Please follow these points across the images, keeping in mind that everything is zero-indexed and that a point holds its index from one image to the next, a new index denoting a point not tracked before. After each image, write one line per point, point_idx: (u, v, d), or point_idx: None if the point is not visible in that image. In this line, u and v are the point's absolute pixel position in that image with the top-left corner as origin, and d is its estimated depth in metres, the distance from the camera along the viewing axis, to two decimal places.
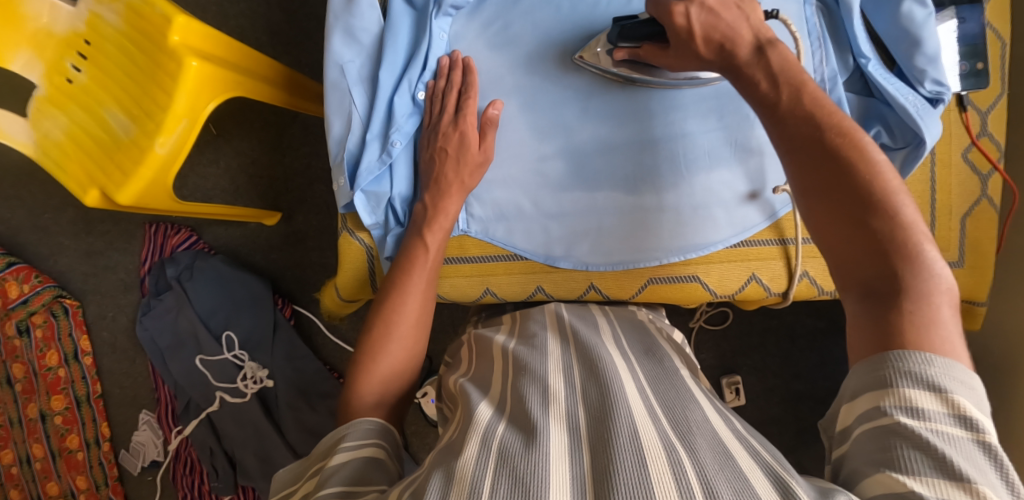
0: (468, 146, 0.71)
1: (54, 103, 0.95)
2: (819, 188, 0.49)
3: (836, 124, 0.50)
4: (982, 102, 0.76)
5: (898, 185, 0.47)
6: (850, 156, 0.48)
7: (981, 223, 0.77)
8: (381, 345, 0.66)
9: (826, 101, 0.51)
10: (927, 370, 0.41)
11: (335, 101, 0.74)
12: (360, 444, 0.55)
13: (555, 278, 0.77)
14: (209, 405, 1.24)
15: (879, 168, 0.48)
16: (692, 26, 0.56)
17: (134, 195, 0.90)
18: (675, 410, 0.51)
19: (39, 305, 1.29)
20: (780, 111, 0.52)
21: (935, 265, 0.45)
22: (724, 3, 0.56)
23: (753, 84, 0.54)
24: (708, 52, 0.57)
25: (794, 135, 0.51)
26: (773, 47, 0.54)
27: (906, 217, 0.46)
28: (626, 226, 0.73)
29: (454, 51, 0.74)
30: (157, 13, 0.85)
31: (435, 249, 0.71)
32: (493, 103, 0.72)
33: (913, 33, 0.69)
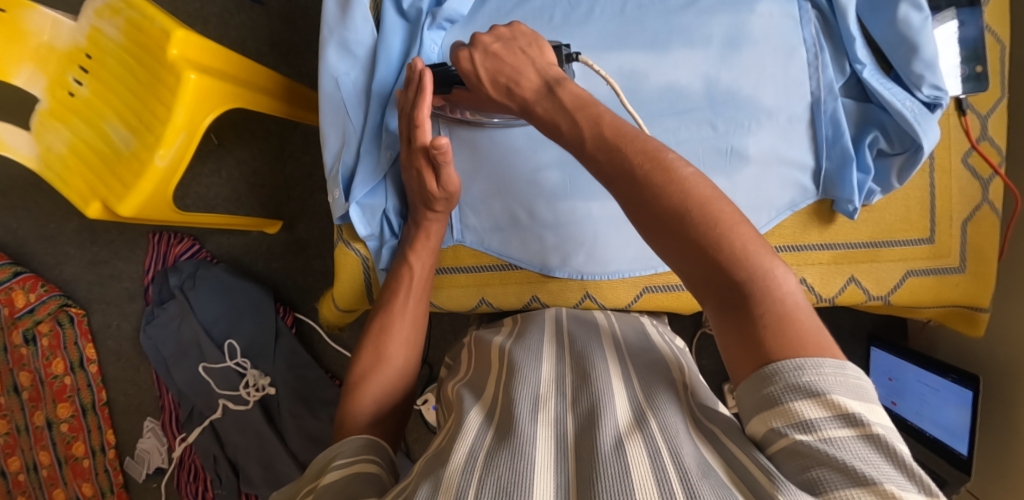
0: (426, 184, 0.67)
1: (56, 116, 0.96)
2: (641, 217, 0.47)
3: (641, 149, 0.48)
4: (981, 106, 0.75)
5: (705, 199, 0.45)
6: (653, 180, 0.46)
7: (982, 228, 0.76)
8: (371, 371, 0.65)
9: (626, 121, 0.49)
10: (804, 379, 0.41)
11: (330, 113, 0.74)
12: (352, 460, 0.54)
13: (551, 288, 0.77)
14: (212, 412, 1.25)
15: (687, 182, 0.46)
16: (478, 70, 0.58)
17: (135, 207, 0.91)
18: (663, 416, 0.50)
19: (45, 314, 1.30)
20: (589, 145, 0.50)
21: (767, 259, 0.44)
22: (508, 48, 0.58)
23: (556, 122, 0.53)
24: (500, 95, 0.58)
25: (609, 170, 0.49)
26: (563, 84, 0.54)
27: (717, 220, 0.45)
28: (622, 236, 0.73)
29: (413, 62, 0.63)
30: (156, 27, 0.86)
31: (421, 269, 0.71)
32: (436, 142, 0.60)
33: (909, 38, 0.68)
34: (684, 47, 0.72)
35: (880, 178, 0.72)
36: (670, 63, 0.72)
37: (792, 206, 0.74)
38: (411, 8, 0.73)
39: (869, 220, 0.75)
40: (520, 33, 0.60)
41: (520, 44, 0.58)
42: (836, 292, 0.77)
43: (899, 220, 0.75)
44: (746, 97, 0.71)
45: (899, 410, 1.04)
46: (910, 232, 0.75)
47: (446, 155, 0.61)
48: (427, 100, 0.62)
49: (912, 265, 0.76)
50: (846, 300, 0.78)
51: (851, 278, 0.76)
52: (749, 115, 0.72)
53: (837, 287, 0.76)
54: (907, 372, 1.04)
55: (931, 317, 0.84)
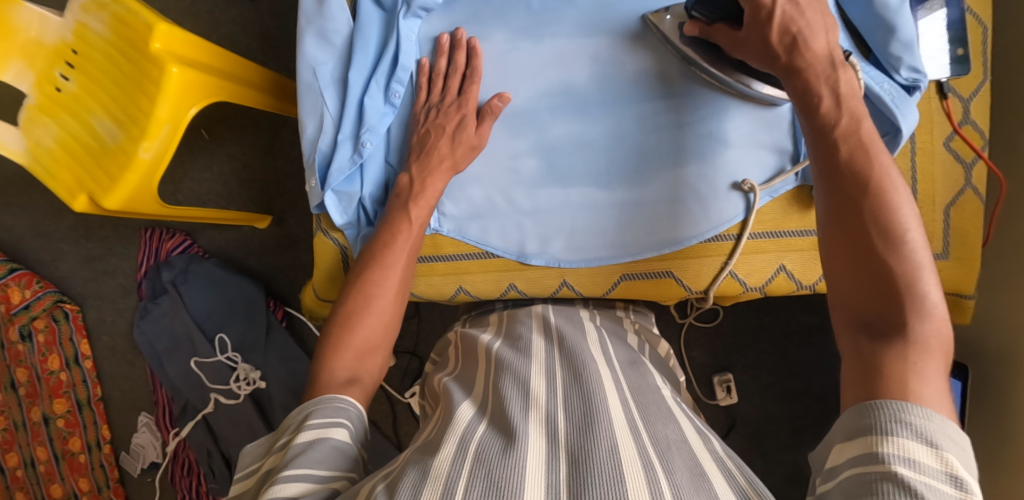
0: (465, 127, 0.71)
1: (45, 111, 0.97)
2: (852, 227, 0.51)
3: (883, 166, 0.52)
4: (963, 90, 0.74)
5: (918, 241, 0.49)
6: (887, 196, 0.51)
7: (966, 213, 0.75)
8: (358, 318, 0.66)
9: (878, 140, 0.54)
10: (924, 425, 0.41)
11: (309, 103, 0.74)
12: (327, 422, 0.54)
13: (528, 275, 0.76)
14: (205, 406, 1.26)
15: (909, 218, 0.50)
16: (775, 10, 0.57)
17: (122, 200, 0.92)
18: (654, 424, 0.51)
19: (40, 310, 1.32)
20: (832, 136, 0.55)
21: (935, 317, 0.47)
22: (811, 3, 0.57)
23: (814, 101, 0.57)
24: (779, 42, 0.57)
25: (834, 164, 0.54)
26: (844, 70, 0.56)
27: (918, 262, 0.48)
28: (599, 222, 0.73)
29: (455, 29, 0.73)
30: (141, 21, 0.87)
31: (418, 224, 0.70)
32: (498, 96, 0.71)
33: (887, 20, 0.68)
34: None
35: None
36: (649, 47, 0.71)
37: (770, 192, 0.70)
38: None
39: None
40: None
41: (822, 6, 0.58)
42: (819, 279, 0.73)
43: None
44: None
45: None
46: None
47: (500, 109, 0.71)
48: (478, 69, 0.72)
49: None
50: None
51: None
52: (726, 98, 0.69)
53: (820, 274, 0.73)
54: None
55: None
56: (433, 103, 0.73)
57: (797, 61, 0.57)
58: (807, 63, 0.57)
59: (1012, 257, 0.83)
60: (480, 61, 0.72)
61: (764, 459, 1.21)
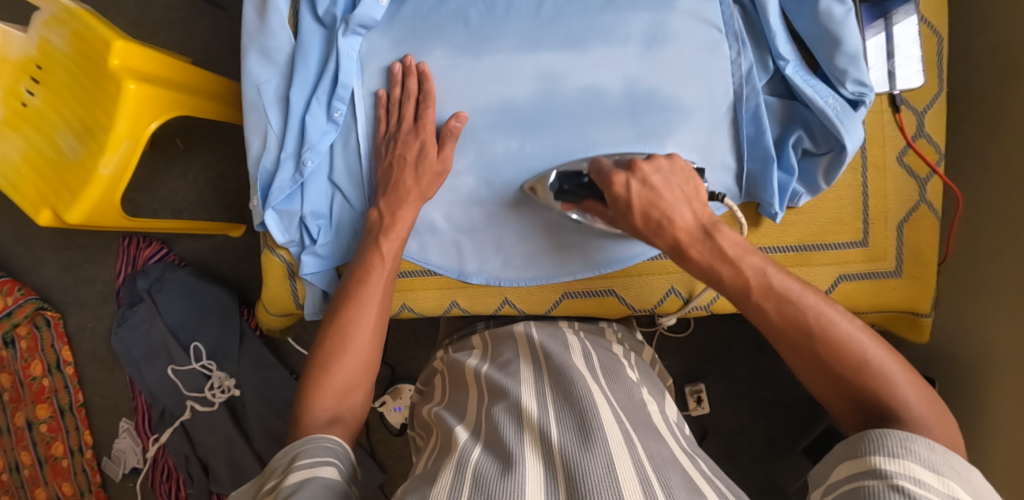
0: (427, 154, 0.70)
1: (9, 124, 0.98)
2: (815, 372, 0.52)
3: (800, 300, 0.52)
4: (918, 102, 0.72)
5: (874, 347, 0.50)
6: (827, 324, 0.51)
7: (920, 230, 0.73)
8: (336, 358, 0.64)
9: (788, 275, 0.54)
10: (930, 456, 0.42)
11: (253, 119, 0.74)
12: (317, 463, 0.53)
13: (470, 293, 0.75)
14: (182, 413, 1.27)
15: (852, 330, 0.51)
16: (633, 199, 0.59)
17: (83, 214, 0.93)
18: (647, 440, 0.49)
19: (22, 317, 1.34)
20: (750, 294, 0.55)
21: (916, 406, 0.48)
22: (668, 183, 0.59)
23: (713, 265, 0.56)
24: (645, 227, 0.59)
25: (764, 313, 0.54)
26: (722, 233, 0.57)
27: (883, 368, 0.49)
28: (540, 239, 0.72)
29: (405, 57, 0.72)
30: (99, 37, 0.88)
31: (392, 255, 0.70)
32: (454, 117, 0.70)
33: (832, 32, 0.66)
34: (604, 46, 0.70)
35: (806, 178, 0.70)
36: (588, 62, 0.70)
37: (716, 210, 0.71)
38: (326, 15, 0.72)
39: (798, 222, 0.72)
40: (678, 166, 0.61)
41: (677, 180, 0.59)
42: None
43: (831, 221, 0.72)
44: (668, 99, 0.70)
45: None
46: (843, 234, 0.73)
47: (460, 128, 0.71)
48: (432, 93, 0.71)
49: (845, 269, 0.73)
50: None
51: None
52: (666, 115, 0.70)
53: None
54: None
55: (875, 323, 0.80)
56: (392, 132, 0.72)
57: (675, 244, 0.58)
58: (684, 245, 0.58)
59: (977, 272, 0.82)
60: (433, 84, 0.72)
61: (736, 470, 1.20)
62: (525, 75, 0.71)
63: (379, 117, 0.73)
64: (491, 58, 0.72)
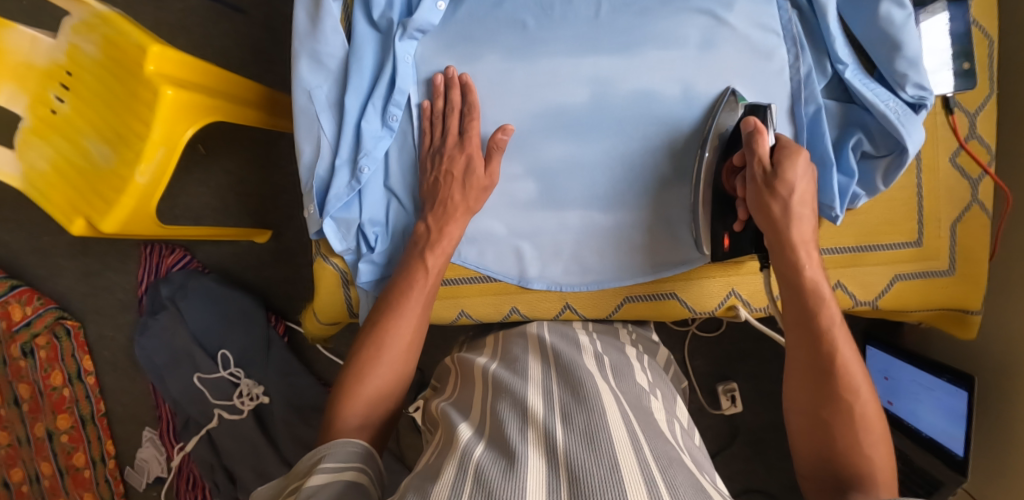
0: (474, 169, 0.69)
1: (38, 133, 0.95)
2: (811, 416, 0.61)
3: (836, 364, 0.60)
4: (969, 104, 0.73)
5: (869, 422, 0.59)
6: (841, 391, 0.60)
7: (972, 229, 0.74)
8: (371, 367, 0.66)
9: (840, 335, 0.61)
10: None
11: (304, 126, 0.73)
12: (340, 466, 0.55)
13: (529, 299, 0.75)
14: (208, 421, 1.25)
15: (860, 402, 0.59)
16: (767, 181, 0.61)
17: (118, 223, 0.91)
18: (653, 441, 0.50)
19: (42, 326, 1.31)
20: (805, 335, 0.62)
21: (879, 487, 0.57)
22: (802, 203, 0.61)
23: (795, 303, 0.62)
24: (764, 230, 0.63)
25: (804, 357, 0.62)
26: (810, 256, 0.62)
27: (868, 447, 0.58)
28: (599, 243, 0.72)
29: (448, 69, 0.71)
30: (132, 42, 0.86)
31: (435, 270, 0.69)
32: (502, 129, 0.69)
33: (891, 36, 0.66)
34: (659, 50, 0.69)
35: (865, 180, 0.70)
36: (646, 67, 0.69)
37: None
38: (382, 19, 0.71)
39: (854, 223, 0.73)
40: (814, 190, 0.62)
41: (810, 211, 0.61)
42: None
43: (884, 222, 0.73)
44: None
45: (895, 410, 1.07)
46: (897, 234, 0.73)
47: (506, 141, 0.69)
48: (476, 105, 0.71)
49: (900, 269, 0.74)
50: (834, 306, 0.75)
51: (838, 283, 0.74)
52: None
53: None
54: (904, 372, 1.04)
55: (923, 320, 0.81)
56: (437, 147, 0.71)
57: (784, 235, 0.61)
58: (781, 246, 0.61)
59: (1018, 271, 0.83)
60: (476, 97, 0.71)
61: (767, 468, 1.21)
62: (583, 81, 0.70)
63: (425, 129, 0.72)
64: (546, 63, 0.71)
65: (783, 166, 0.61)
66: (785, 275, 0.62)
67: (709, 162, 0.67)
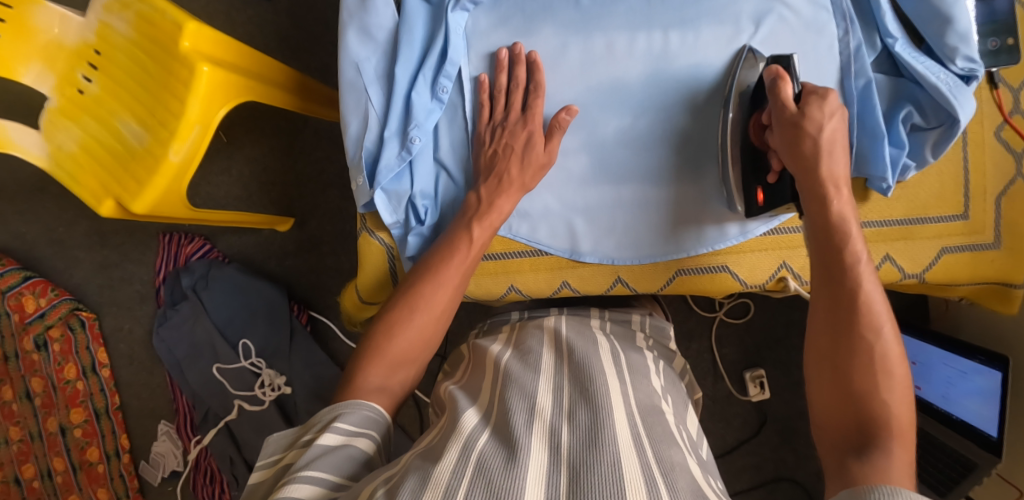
0: (534, 146, 0.69)
1: (67, 114, 0.94)
2: (827, 356, 0.56)
3: (863, 305, 0.56)
4: (1014, 79, 0.74)
5: (892, 371, 0.53)
6: (865, 333, 0.55)
7: (1017, 203, 0.74)
8: (400, 327, 0.65)
9: (867, 277, 0.57)
10: None
11: (352, 100, 0.72)
12: (353, 430, 0.55)
13: (581, 274, 0.75)
14: (227, 413, 1.23)
15: (887, 349, 0.54)
16: (798, 109, 0.60)
17: (150, 204, 0.90)
18: (659, 445, 0.49)
19: (56, 318, 1.28)
20: (833, 271, 0.58)
21: (897, 440, 0.50)
22: (831, 138, 0.60)
23: (824, 237, 0.59)
24: (792, 163, 0.61)
25: (834, 294, 0.57)
26: (840, 193, 0.59)
27: (889, 394, 0.52)
28: (652, 217, 0.72)
29: (513, 44, 0.71)
30: (168, 19, 0.84)
31: (479, 243, 0.68)
32: (566, 109, 0.69)
33: (943, 10, 0.67)
34: (711, 25, 0.70)
35: (914, 152, 0.71)
36: (698, 41, 0.70)
37: None
38: None
39: (904, 197, 0.73)
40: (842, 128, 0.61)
41: (841, 139, 0.60)
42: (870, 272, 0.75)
43: (933, 196, 0.74)
44: None
45: (924, 394, 1.07)
46: (945, 207, 0.74)
47: (569, 122, 0.69)
48: (542, 84, 0.70)
49: (946, 242, 0.75)
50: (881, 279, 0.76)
51: (887, 256, 0.75)
52: None
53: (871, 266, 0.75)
54: (931, 355, 1.05)
55: (964, 295, 0.83)
56: (498, 121, 0.71)
57: (813, 171, 0.59)
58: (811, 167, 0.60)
59: None
60: (542, 75, 0.71)
61: (795, 455, 1.20)
62: (636, 55, 0.70)
63: (481, 103, 0.72)
64: (599, 37, 0.71)
65: (807, 107, 0.60)
66: (812, 218, 0.60)
67: (734, 122, 0.67)
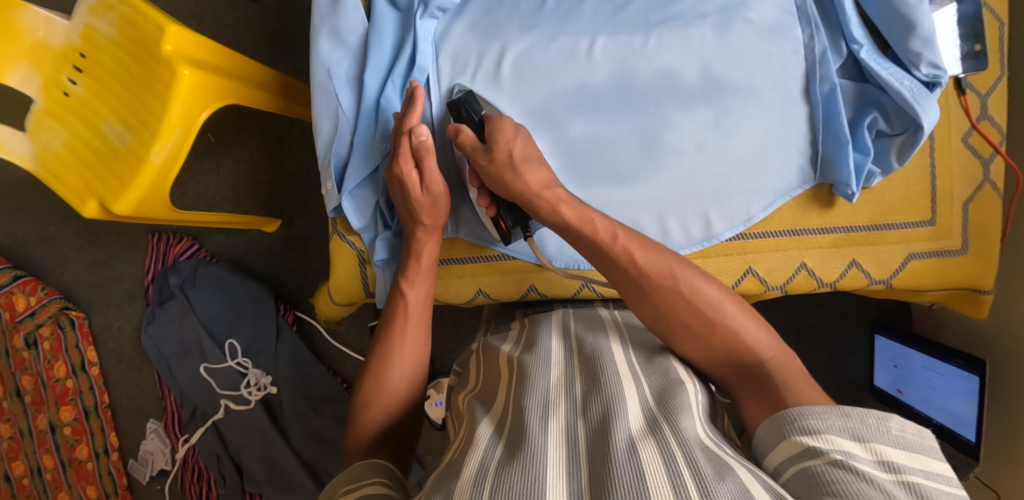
0: (408, 189, 0.67)
1: (52, 115, 0.95)
2: (666, 330, 0.61)
3: (643, 271, 0.61)
4: (981, 85, 0.74)
5: (713, 300, 0.59)
6: (665, 290, 0.60)
7: (984, 208, 0.75)
8: (375, 397, 0.65)
9: (643, 245, 0.62)
10: (852, 427, 0.46)
11: (323, 103, 0.73)
12: (355, 485, 0.54)
13: (548, 277, 0.78)
14: (214, 412, 1.23)
15: (690, 287, 0.60)
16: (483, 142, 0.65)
17: (132, 205, 0.91)
18: (676, 422, 0.49)
19: (46, 317, 1.28)
20: (611, 260, 0.62)
21: (762, 350, 0.58)
22: (521, 160, 0.64)
23: (592, 236, 0.63)
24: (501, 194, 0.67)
25: (625, 278, 0.62)
26: (562, 194, 0.64)
27: (724, 316, 0.59)
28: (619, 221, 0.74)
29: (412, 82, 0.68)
30: (150, 22, 0.85)
31: (415, 302, 0.69)
32: (416, 131, 0.65)
33: (906, 16, 0.67)
34: (679, 30, 0.71)
35: (879, 159, 0.72)
36: (663, 47, 0.71)
37: (803, 183, 0.73)
38: None
39: (870, 201, 0.74)
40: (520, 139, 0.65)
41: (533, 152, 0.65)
42: (838, 277, 0.76)
43: (900, 200, 0.74)
44: (742, 87, 0.71)
45: (906, 398, 1.07)
46: (912, 213, 0.74)
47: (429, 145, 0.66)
48: (416, 113, 0.67)
49: (914, 248, 0.75)
50: (849, 285, 0.77)
51: (854, 261, 0.75)
52: (735, 99, 0.72)
53: (839, 271, 0.76)
54: (914, 360, 1.05)
55: (935, 300, 0.83)
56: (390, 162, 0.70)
57: (523, 194, 0.64)
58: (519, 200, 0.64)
59: None
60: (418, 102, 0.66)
61: None
62: (603, 60, 0.71)
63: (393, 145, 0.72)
64: (568, 42, 0.72)
65: (493, 140, 0.65)
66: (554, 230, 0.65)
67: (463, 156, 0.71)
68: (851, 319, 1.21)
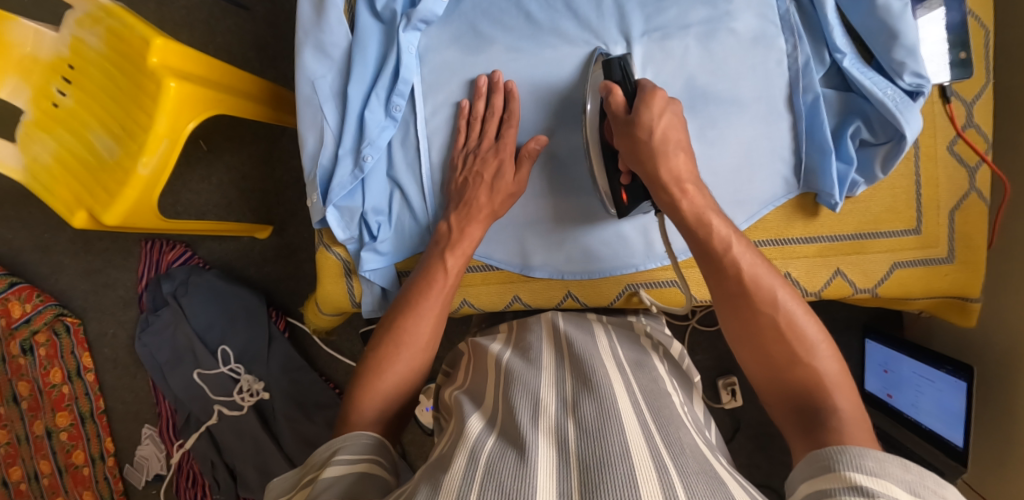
0: (504, 175, 0.71)
1: (42, 127, 0.95)
2: (749, 346, 0.58)
3: (741, 280, 0.59)
4: (967, 93, 0.74)
5: (810, 334, 0.56)
6: (760, 305, 0.58)
7: (971, 217, 0.74)
8: (388, 363, 0.64)
9: (750, 254, 0.60)
10: (906, 477, 0.43)
11: (308, 116, 0.73)
12: (355, 458, 0.54)
13: (533, 287, 0.78)
14: (208, 418, 1.24)
15: (787, 312, 0.57)
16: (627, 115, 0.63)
17: (121, 215, 0.91)
18: (667, 429, 0.49)
19: (42, 323, 1.29)
20: (712, 260, 0.60)
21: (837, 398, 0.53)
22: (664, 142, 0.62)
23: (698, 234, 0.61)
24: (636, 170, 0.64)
25: (724, 282, 0.60)
26: (684, 192, 0.62)
27: (813, 353, 0.56)
28: (601, 232, 0.74)
29: (494, 72, 0.72)
30: (137, 35, 0.85)
31: (455, 271, 0.69)
32: (534, 139, 0.71)
33: (890, 25, 0.67)
34: (663, 41, 0.71)
35: (863, 168, 0.71)
36: (647, 58, 0.71)
37: (787, 193, 0.73)
38: (385, 9, 0.72)
39: (854, 210, 0.74)
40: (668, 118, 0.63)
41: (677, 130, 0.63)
42: (823, 286, 0.76)
43: (885, 209, 0.74)
44: (726, 96, 0.71)
45: (895, 402, 1.06)
46: (897, 221, 0.74)
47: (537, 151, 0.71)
48: (516, 114, 0.72)
49: (900, 256, 0.75)
50: (834, 294, 0.76)
51: (839, 270, 0.75)
52: (718, 109, 0.71)
53: (824, 280, 0.75)
54: (903, 364, 1.05)
55: (923, 308, 0.82)
56: (470, 148, 0.73)
57: (654, 175, 0.63)
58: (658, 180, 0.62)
59: None
60: (518, 105, 0.72)
61: (769, 461, 1.21)
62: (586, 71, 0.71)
63: (458, 128, 0.74)
64: (553, 53, 0.72)
65: (639, 114, 0.62)
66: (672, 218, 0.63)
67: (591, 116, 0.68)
68: (843, 324, 1.21)
